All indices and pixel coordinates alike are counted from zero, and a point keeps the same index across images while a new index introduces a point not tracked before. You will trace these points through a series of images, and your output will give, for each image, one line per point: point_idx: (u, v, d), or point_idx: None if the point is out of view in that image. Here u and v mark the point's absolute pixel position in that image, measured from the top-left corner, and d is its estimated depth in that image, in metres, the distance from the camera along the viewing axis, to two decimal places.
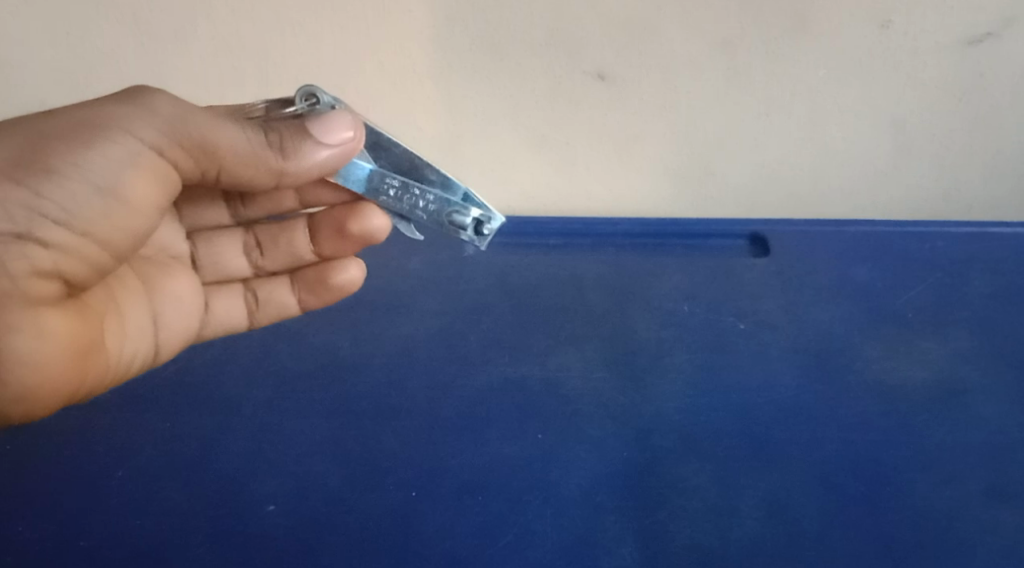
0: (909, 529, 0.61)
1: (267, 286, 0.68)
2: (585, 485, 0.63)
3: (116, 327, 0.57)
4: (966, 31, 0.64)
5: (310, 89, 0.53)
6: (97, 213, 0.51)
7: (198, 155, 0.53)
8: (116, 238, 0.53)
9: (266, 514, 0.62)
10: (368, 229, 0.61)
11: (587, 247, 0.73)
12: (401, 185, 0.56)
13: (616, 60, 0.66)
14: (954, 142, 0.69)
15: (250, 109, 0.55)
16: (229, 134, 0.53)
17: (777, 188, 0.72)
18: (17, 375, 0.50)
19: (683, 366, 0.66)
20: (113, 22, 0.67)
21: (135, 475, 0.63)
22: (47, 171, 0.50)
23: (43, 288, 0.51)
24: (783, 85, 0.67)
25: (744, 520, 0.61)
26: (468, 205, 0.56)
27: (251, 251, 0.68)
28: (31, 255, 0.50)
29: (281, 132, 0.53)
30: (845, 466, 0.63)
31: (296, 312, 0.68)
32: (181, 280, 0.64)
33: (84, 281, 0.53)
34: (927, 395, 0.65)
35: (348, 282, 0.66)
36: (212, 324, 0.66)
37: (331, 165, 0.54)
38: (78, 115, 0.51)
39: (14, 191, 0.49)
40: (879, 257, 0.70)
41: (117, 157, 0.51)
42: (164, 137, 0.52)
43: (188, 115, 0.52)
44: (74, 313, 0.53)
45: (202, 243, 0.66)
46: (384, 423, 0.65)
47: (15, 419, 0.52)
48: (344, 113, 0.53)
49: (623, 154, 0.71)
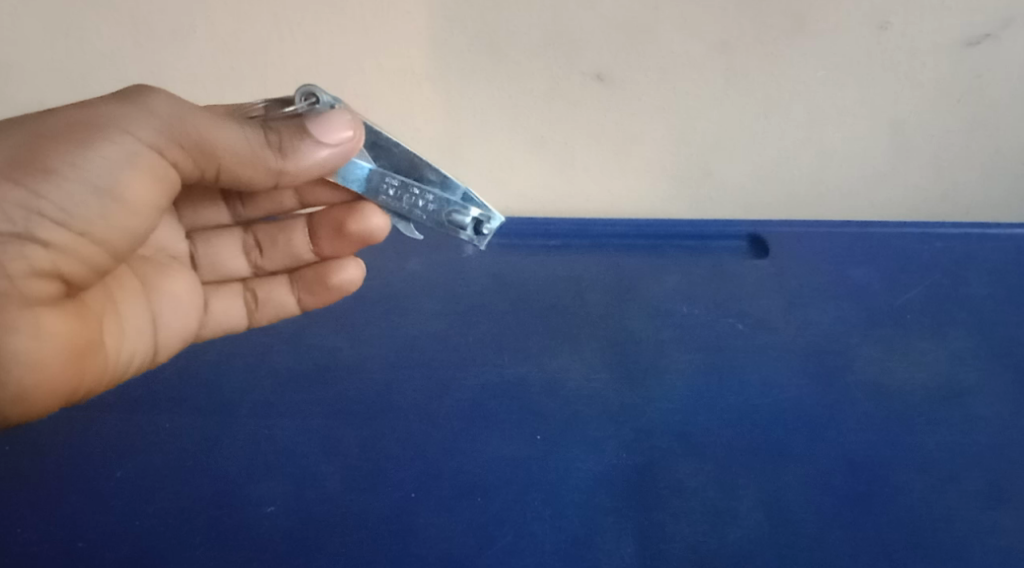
0: (909, 527, 0.60)
1: (266, 285, 0.68)
2: (584, 486, 0.62)
3: (115, 327, 0.57)
4: (965, 32, 0.64)
5: (309, 87, 0.53)
6: (95, 213, 0.51)
7: (196, 155, 0.53)
8: (113, 238, 0.53)
9: (264, 515, 0.62)
10: (367, 229, 0.61)
11: (585, 247, 0.73)
12: (400, 185, 0.56)
13: (614, 61, 0.66)
14: (954, 144, 0.69)
15: (249, 109, 0.55)
16: (228, 133, 0.53)
17: (775, 189, 0.72)
18: (15, 376, 0.50)
19: (683, 366, 0.66)
20: (112, 22, 0.67)
21: (133, 476, 0.63)
22: (45, 171, 0.50)
23: (41, 288, 0.51)
24: (782, 85, 0.67)
25: (743, 521, 0.61)
26: (468, 205, 0.56)
27: (251, 251, 0.68)
28: (29, 256, 0.50)
29: (280, 132, 0.53)
30: (845, 466, 0.62)
31: (296, 312, 0.68)
32: (180, 279, 0.63)
33: (82, 281, 0.53)
34: (926, 395, 0.65)
35: (347, 282, 0.66)
36: (210, 324, 0.66)
37: (330, 164, 0.54)
38: (76, 115, 0.51)
39: (11, 190, 0.49)
40: (876, 258, 0.71)
41: (114, 157, 0.51)
42: (162, 136, 0.52)
43: (187, 114, 0.52)
44: (73, 313, 0.53)
45: (201, 243, 0.66)
46: (383, 423, 0.65)
47: (12, 419, 0.52)
48: (342, 112, 0.53)
49: (621, 156, 0.71)
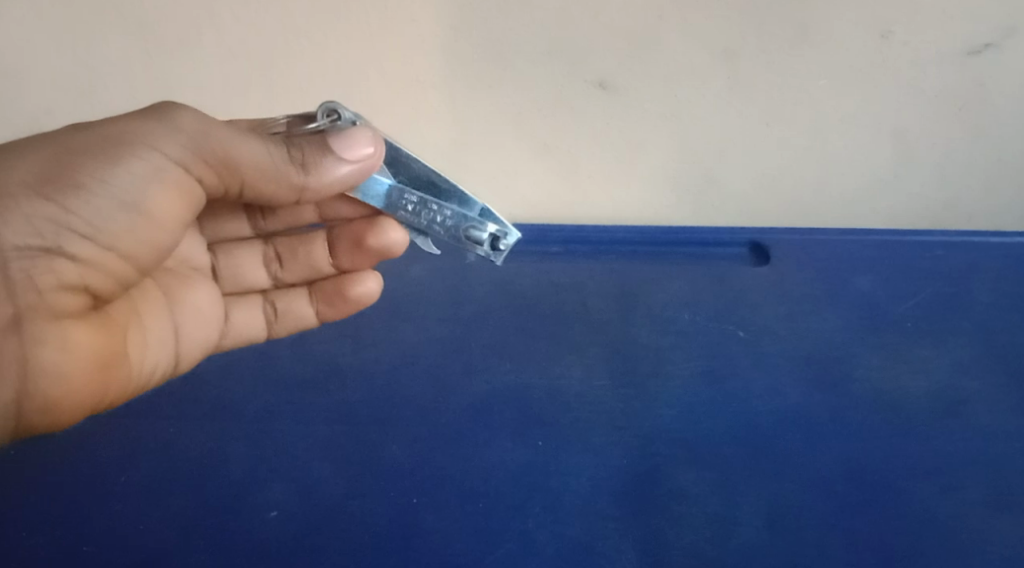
0: (896, 533, 0.63)
1: (286, 298, 0.66)
2: (585, 492, 0.64)
3: (138, 339, 0.57)
4: (966, 42, 0.64)
5: (331, 104, 0.54)
6: (123, 228, 0.52)
7: (221, 170, 0.53)
8: (140, 252, 0.53)
9: (268, 520, 0.64)
10: (386, 243, 0.61)
11: (586, 255, 0.71)
12: (419, 201, 0.57)
13: (618, 69, 0.66)
14: (959, 154, 0.69)
15: (271, 124, 0.56)
16: (251, 149, 0.53)
17: (782, 196, 0.71)
18: (42, 387, 0.52)
19: (685, 371, 0.67)
20: (120, 31, 0.67)
21: (139, 481, 0.64)
22: (75, 187, 0.50)
23: (69, 301, 0.52)
24: (785, 95, 0.67)
25: (744, 528, 0.63)
26: (485, 221, 0.57)
27: (270, 263, 0.66)
28: (58, 270, 0.51)
29: (302, 148, 0.53)
30: (844, 475, 0.64)
31: (314, 324, 0.67)
32: (202, 291, 0.63)
33: (109, 294, 0.54)
34: (925, 404, 0.66)
35: (365, 294, 0.65)
36: (231, 335, 0.65)
37: (350, 181, 0.54)
38: (105, 131, 0.51)
39: (43, 206, 0.50)
40: (886, 268, 0.69)
41: (142, 173, 0.51)
42: (188, 152, 0.52)
43: (211, 129, 0.52)
44: (98, 326, 0.54)
45: (222, 255, 0.65)
46: (386, 430, 0.65)
47: (40, 431, 0.54)
48: (364, 129, 0.53)
49: (624, 161, 0.70)
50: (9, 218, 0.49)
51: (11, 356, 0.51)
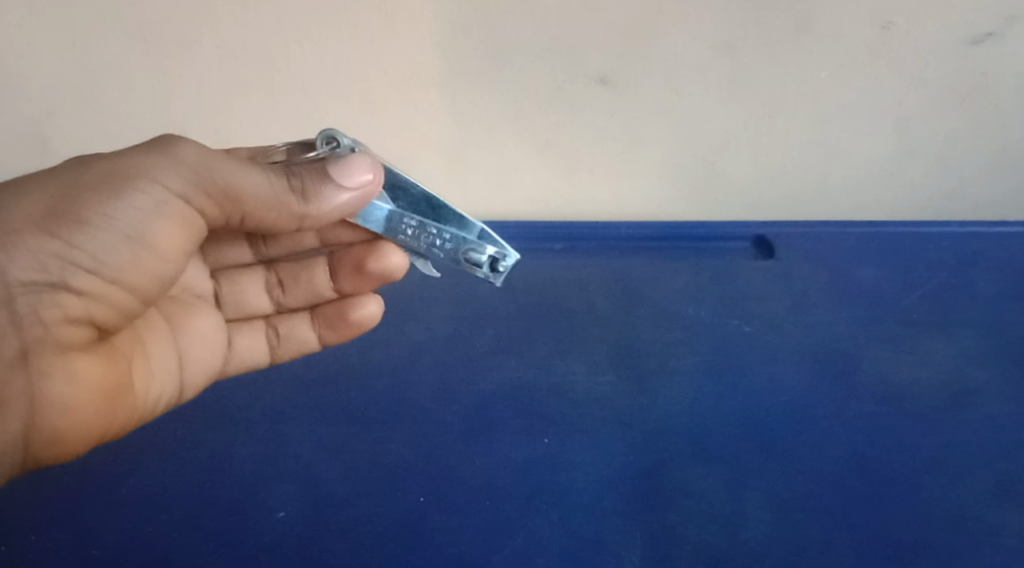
0: (905, 524, 0.64)
1: (289, 322, 0.66)
2: (591, 488, 0.64)
3: (144, 370, 0.58)
4: (968, 28, 0.64)
5: (330, 131, 0.54)
6: (127, 260, 0.52)
7: (223, 202, 0.54)
8: (144, 283, 0.54)
9: (276, 520, 0.64)
10: (386, 267, 0.61)
11: (588, 252, 0.72)
12: (418, 225, 0.57)
13: (620, 63, 0.66)
14: (963, 139, 0.68)
15: (272, 152, 0.57)
16: (252, 181, 0.53)
17: (784, 182, 0.71)
18: (50, 419, 0.52)
19: (690, 368, 0.67)
20: (120, 34, 0.67)
21: (142, 488, 0.65)
22: (78, 223, 0.51)
23: (73, 333, 0.52)
24: (786, 87, 0.66)
25: (752, 523, 0.64)
26: (483, 243, 0.57)
27: (272, 289, 0.66)
28: (65, 304, 0.52)
29: (302, 176, 0.53)
30: (852, 467, 0.65)
31: (318, 347, 0.66)
32: (205, 317, 0.62)
33: (113, 325, 0.55)
34: (930, 396, 0.66)
35: (366, 317, 0.64)
36: (234, 360, 0.64)
37: (350, 208, 0.54)
38: (108, 165, 0.52)
39: (48, 242, 0.50)
40: (888, 257, 0.70)
41: (144, 207, 0.52)
42: (191, 184, 0.53)
43: (213, 162, 0.53)
44: (104, 356, 0.55)
45: (225, 282, 0.65)
46: (392, 429, 0.66)
47: (46, 462, 0.54)
48: (362, 155, 0.54)
49: (626, 155, 0.70)
50: (14, 253, 0.50)
51: (17, 392, 0.51)
